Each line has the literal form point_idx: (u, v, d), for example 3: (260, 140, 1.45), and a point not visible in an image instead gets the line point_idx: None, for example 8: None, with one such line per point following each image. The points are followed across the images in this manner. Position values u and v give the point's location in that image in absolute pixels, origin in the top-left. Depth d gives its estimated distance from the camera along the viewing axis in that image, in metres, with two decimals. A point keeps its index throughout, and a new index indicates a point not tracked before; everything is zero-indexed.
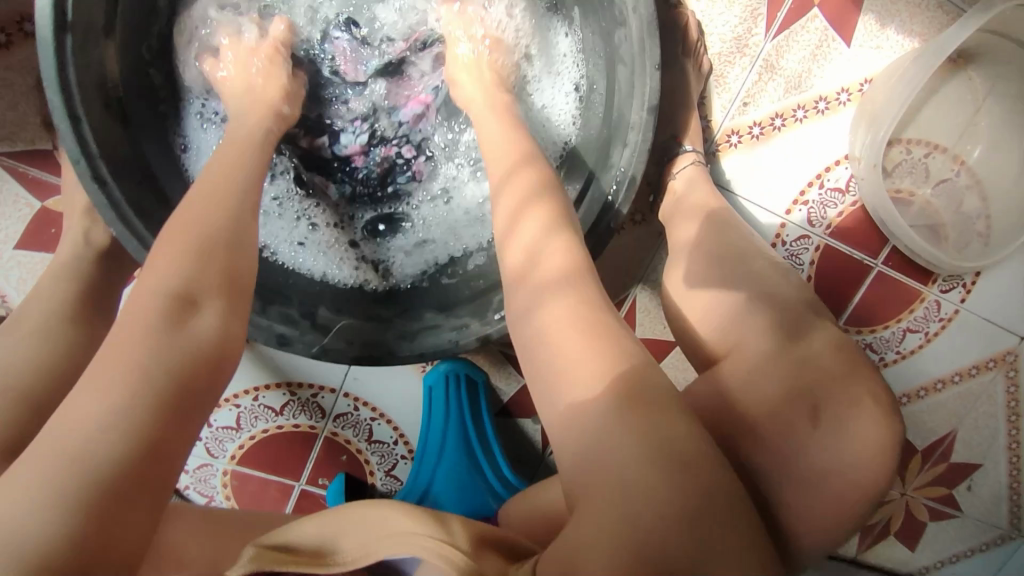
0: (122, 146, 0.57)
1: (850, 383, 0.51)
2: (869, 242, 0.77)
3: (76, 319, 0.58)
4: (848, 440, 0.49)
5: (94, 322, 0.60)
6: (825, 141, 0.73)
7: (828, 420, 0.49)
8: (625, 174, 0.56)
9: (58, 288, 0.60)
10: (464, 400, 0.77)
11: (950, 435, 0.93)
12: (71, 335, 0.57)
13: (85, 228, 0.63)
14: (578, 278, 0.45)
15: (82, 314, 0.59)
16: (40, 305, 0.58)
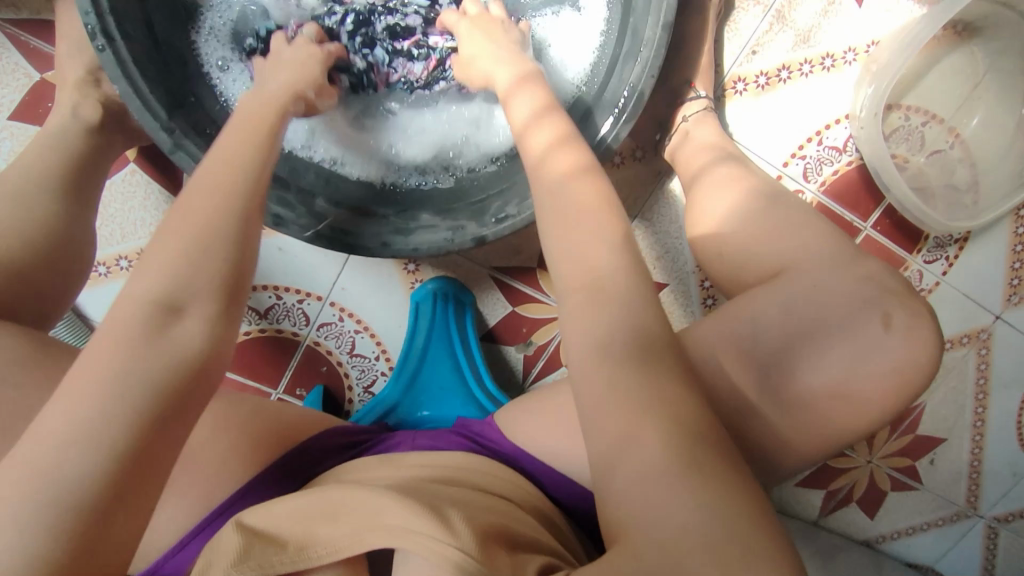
0: (134, 12, 0.57)
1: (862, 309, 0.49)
2: (859, 205, 0.80)
3: (65, 193, 0.60)
4: None
5: (80, 197, 0.61)
6: (824, 98, 0.75)
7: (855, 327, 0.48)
8: (635, 90, 0.58)
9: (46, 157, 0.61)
10: (450, 317, 0.77)
11: (918, 407, 0.96)
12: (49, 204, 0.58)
13: (75, 104, 0.64)
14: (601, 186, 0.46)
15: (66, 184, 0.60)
16: (22, 174, 0.59)
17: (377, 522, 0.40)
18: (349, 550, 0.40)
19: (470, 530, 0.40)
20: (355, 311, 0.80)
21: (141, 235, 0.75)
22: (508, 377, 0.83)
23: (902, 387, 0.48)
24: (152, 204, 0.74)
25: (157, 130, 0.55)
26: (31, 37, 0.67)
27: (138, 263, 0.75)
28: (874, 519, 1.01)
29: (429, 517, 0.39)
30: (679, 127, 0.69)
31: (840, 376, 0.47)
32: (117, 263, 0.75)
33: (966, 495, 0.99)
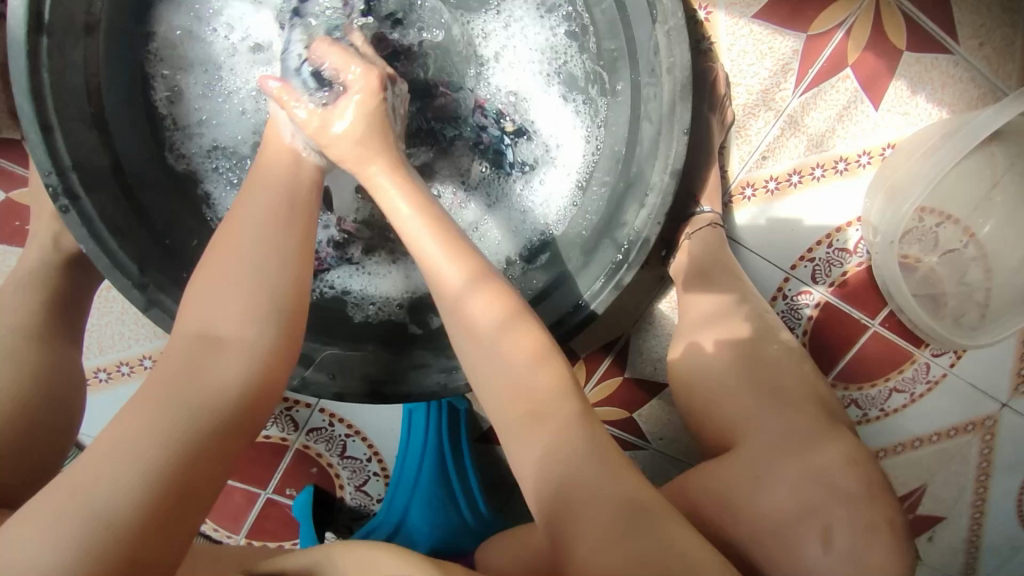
0: (98, 159, 0.53)
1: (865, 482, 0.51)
2: (869, 303, 0.75)
3: (44, 336, 0.54)
4: (878, 535, 0.49)
5: (63, 338, 0.55)
6: (837, 204, 0.72)
7: (857, 513, 0.50)
8: (638, 236, 0.54)
9: (25, 296, 0.55)
10: (443, 430, 0.75)
11: (919, 489, 0.89)
12: (36, 353, 0.52)
13: (55, 233, 0.59)
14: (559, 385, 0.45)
15: (48, 327, 0.55)
16: (5, 315, 0.54)
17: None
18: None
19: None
20: (346, 416, 0.78)
21: (123, 346, 0.70)
22: (503, 478, 0.80)
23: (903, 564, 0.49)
24: (132, 319, 0.69)
25: (129, 289, 0.50)
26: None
27: (120, 374, 0.70)
28: None
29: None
30: (681, 244, 0.68)
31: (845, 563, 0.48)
32: (97, 376, 0.70)
33: (963, 566, 0.90)
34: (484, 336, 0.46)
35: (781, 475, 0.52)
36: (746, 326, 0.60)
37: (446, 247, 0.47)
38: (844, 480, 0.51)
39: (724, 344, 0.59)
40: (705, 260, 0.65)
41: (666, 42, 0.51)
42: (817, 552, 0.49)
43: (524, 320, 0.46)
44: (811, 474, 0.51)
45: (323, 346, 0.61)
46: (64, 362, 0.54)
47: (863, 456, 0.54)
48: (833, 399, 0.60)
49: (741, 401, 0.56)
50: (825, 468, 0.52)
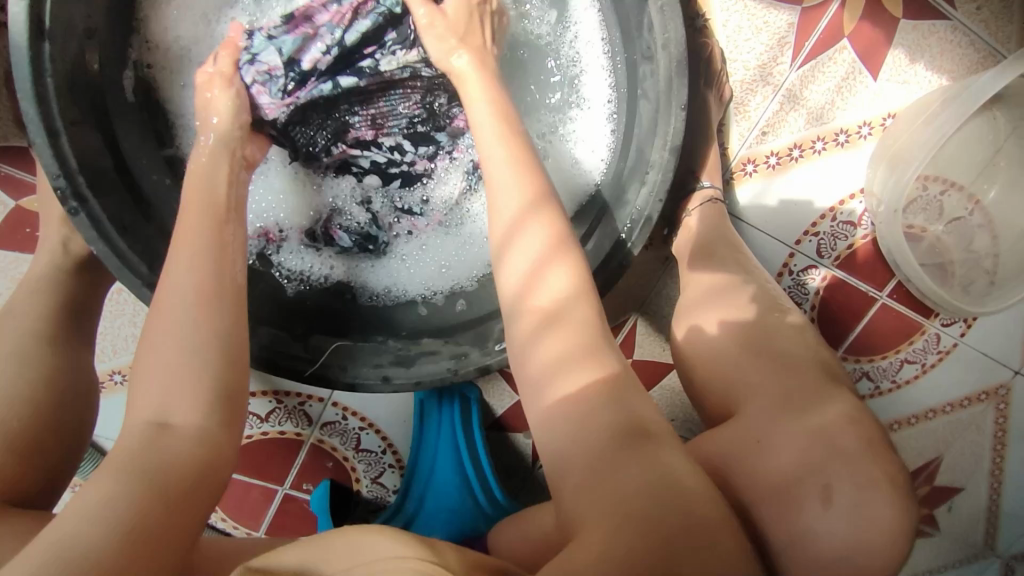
0: (102, 160, 0.54)
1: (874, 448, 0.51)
2: (875, 275, 0.75)
3: (54, 339, 0.54)
4: (875, 489, 0.49)
5: (73, 339, 0.56)
6: (840, 176, 0.71)
7: (854, 470, 0.49)
8: (641, 214, 0.54)
9: (35, 302, 0.56)
10: (456, 419, 0.75)
11: (934, 460, 0.88)
12: (51, 356, 0.53)
13: (64, 238, 0.59)
14: (580, 300, 0.44)
15: (59, 330, 0.55)
16: (15, 319, 0.54)
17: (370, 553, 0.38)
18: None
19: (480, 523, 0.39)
20: (358, 409, 0.78)
21: (136, 348, 0.71)
22: (517, 464, 0.81)
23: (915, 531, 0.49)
24: (143, 321, 0.70)
25: (139, 288, 0.51)
26: (5, 165, 0.63)
27: None
28: None
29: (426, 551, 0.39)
30: (683, 223, 0.68)
31: (852, 530, 0.48)
32: (112, 379, 0.71)
33: (984, 538, 0.89)
34: (530, 288, 0.45)
35: (787, 442, 0.52)
36: (747, 298, 0.60)
37: (519, 168, 0.48)
38: (845, 442, 0.51)
39: (731, 318, 0.59)
40: (708, 242, 0.65)
41: (660, 17, 0.51)
42: (818, 511, 0.49)
43: (568, 254, 0.46)
44: (811, 435, 0.51)
45: (334, 339, 0.62)
46: (77, 365, 0.55)
47: (868, 422, 0.54)
48: (838, 368, 0.60)
49: (743, 372, 0.56)
50: (826, 429, 0.52)
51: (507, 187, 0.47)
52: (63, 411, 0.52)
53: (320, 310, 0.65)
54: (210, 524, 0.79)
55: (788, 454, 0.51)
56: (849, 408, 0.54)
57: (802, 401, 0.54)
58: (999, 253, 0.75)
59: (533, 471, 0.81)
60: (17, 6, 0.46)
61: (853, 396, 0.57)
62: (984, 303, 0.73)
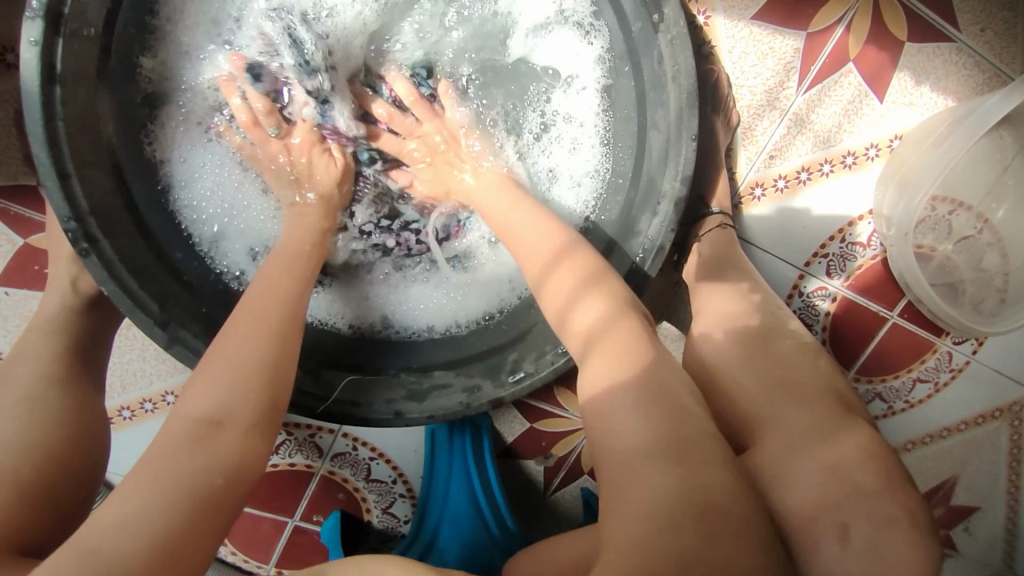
0: (114, 200, 0.54)
1: (891, 479, 0.51)
2: (886, 295, 0.77)
3: (63, 379, 0.54)
4: (893, 528, 0.48)
5: (83, 378, 0.56)
6: (848, 199, 0.71)
7: (872, 507, 0.49)
8: (654, 244, 0.54)
9: (44, 341, 0.56)
10: (468, 448, 0.74)
11: (949, 480, 0.88)
12: (59, 395, 0.53)
13: (74, 275, 0.59)
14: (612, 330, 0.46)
15: (71, 371, 0.55)
16: (25, 360, 0.54)
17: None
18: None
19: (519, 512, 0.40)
20: (368, 439, 0.78)
21: (145, 383, 0.70)
22: (529, 490, 0.80)
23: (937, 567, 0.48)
24: (153, 355, 0.70)
25: (151, 327, 0.51)
26: (13, 203, 0.62)
27: (143, 412, 0.70)
28: None
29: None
30: (694, 247, 0.67)
31: (870, 565, 0.47)
32: (121, 414, 0.70)
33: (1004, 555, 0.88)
34: (568, 318, 0.48)
35: (801, 469, 0.51)
36: (759, 325, 0.60)
37: (532, 215, 0.55)
38: (860, 475, 0.50)
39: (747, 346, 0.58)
40: (718, 269, 0.65)
41: (670, 50, 0.51)
42: (836, 549, 0.48)
43: (603, 283, 0.49)
44: (826, 469, 0.51)
45: (347, 371, 0.62)
46: (86, 404, 0.54)
47: (883, 449, 0.54)
48: (852, 393, 0.59)
49: (758, 400, 0.55)
50: (841, 462, 0.51)
51: (527, 230, 0.54)
52: (72, 454, 0.51)
53: (328, 344, 0.64)
54: (221, 558, 0.78)
55: (804, 482, 0.50)
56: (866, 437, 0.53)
57: (818, 426, 0.53)
58: (1008, 272, 0.75)
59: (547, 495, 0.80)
60: (29, 52, 0.46)
61: (867, 421, 0.57)
62: (995, 321, 0.73)
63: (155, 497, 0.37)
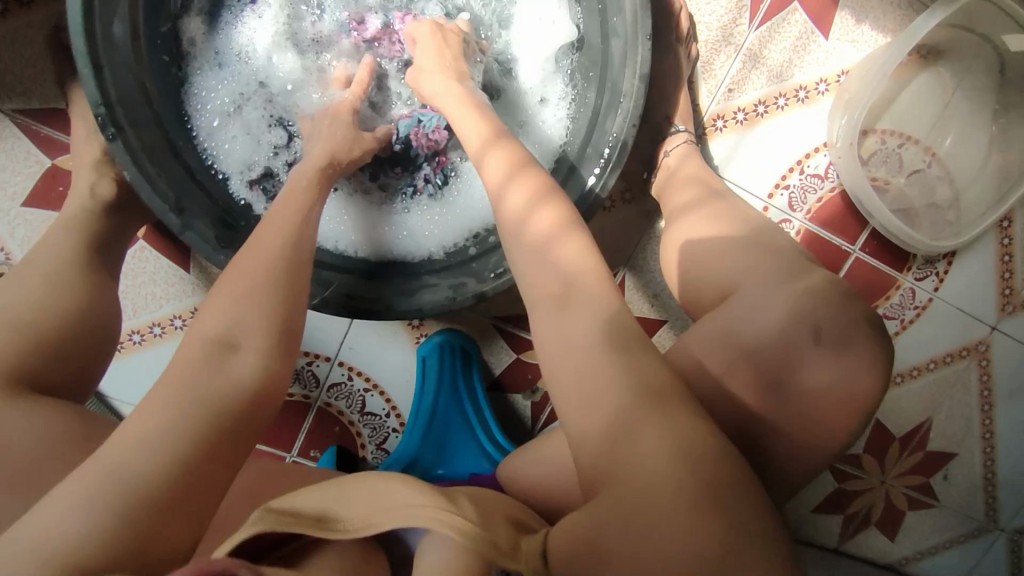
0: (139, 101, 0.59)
1: (850, 337, 0.54)
2: (847, 229, 0.82)
3: (84, 273, 0.60)
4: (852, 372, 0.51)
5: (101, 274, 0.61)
6: (803, 129, 0.78)
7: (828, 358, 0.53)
8: (618, 139, 0.60)
9: (68, 241, 0.61)
10: (456, 371, 0.78)
11: (925, 424, 0.95)
12: (81, 284, 0.59)
13: (91, 184, 0.64)
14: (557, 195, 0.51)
15: (91, 267, 0.61)
16: (50, 256, 0.59)
17: (389, 504, 0.43)
18: (362, 533, 0.42)
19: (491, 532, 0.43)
20: (364, 369, 0.80)
21: (156, 307, 0.75)
22: (516, 424, 0.83)
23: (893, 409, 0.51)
24: (163, 280, 0.74)
25: (166, 212, 0.56)
26: (43, 126, 0.68)
27: (154, 335, 0.75)
28: (892, 540, 1.01)
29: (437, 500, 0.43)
30: (661, 167, 0.73)
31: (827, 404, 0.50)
32: (131, 339, 0.75)
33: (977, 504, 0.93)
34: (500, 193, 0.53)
35: (764, 331, 0.55)
36: (728, 220, 0.63)
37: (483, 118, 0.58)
38: (822, 331, 0.54)
39: (712, 237, 0.62)
40: (683, 183, 0.69)
41: None
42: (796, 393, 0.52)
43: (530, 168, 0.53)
44: (786, 329, 0.54)
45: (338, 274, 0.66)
46: (102, 294, 0.59)
47: None
48: None
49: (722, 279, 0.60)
50: (800, 300, 0.55)
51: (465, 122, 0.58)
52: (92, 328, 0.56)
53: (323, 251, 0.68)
54: None
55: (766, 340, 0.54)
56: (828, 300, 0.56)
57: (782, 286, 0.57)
58: (956, 199, 0.81)
59: (534, 430, 0.82)
60: None
61: None
62: (947, 239, 0.78)
63: (166, 421, 0.42)
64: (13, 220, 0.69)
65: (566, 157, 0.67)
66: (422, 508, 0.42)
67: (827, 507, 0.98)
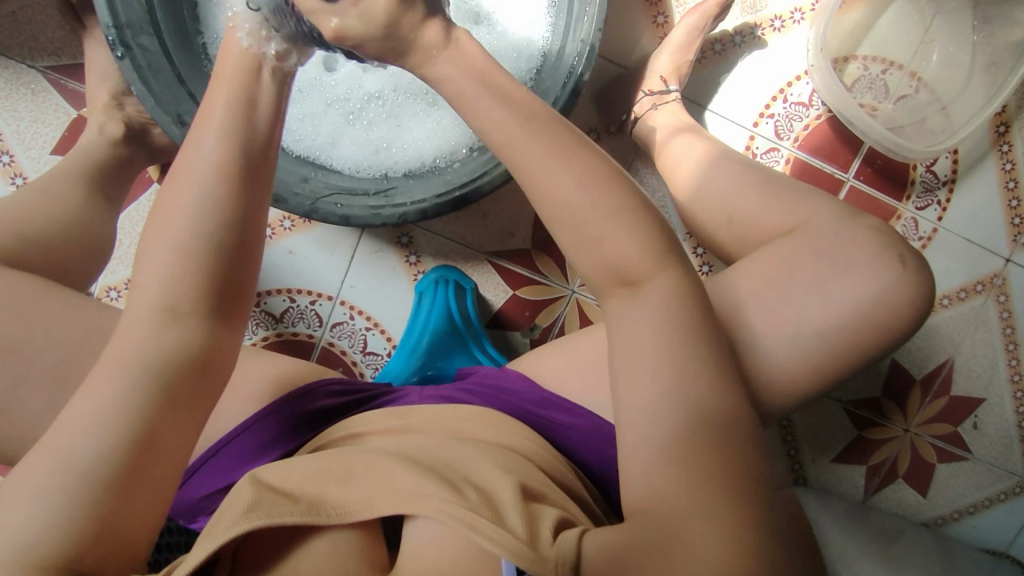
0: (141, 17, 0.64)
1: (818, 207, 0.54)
2: (838, 157, 0.83)
3: (87, 195, 0.66)
4: None
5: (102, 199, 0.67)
6: (782, 57, 0.82)
7: None
8: (585, 43, 0.65)
9: (77, 168, 0.67)
10: (450, 298, 0.80)
11: (945, 365, 0.91)
12: (79, 205, 0.64)
13: (102, 124, 0.71)
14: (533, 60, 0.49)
15: (93, 192, 0.66)
16: (57, 179, 0.65)
17: (393, 489, 0.41)
18: (360, 513, 0.40)
19: (494, 499, 0.40)
20: (365, 307, 0.83)
21: None
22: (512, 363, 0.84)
23: (856, 273, 0.51)
24: None
25: (167, 122, 0.62)
26: (71, 80, 0.77)
27: None
28: (927, 498, 0.92)
29: (445, 487, 0.40)
30: (641, 111, 0.75)
31: None
32: None
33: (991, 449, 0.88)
34: None
35: None
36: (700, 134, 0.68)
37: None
38: None
39: (693, 159, 0.67)
40: (665, 116, 0.73)
41: None
42: None
43: None
44: None
45: (330, 181, 0.70)
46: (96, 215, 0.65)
47: (815, 200, 0.58)
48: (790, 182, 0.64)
49: None
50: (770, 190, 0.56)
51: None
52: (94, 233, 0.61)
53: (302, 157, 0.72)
54: None
55: None
56: (780, 196, 0.59)
57: None
58: (945, 106, 0.81)
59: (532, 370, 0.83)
60: None
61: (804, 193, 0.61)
62: (938, 144, 0.78)
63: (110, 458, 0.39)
64: (42, 165, 0.77)
65: (539, 81, 0.71)
66: (434, 499, 0.39)
67: (850, 459, 0.92)
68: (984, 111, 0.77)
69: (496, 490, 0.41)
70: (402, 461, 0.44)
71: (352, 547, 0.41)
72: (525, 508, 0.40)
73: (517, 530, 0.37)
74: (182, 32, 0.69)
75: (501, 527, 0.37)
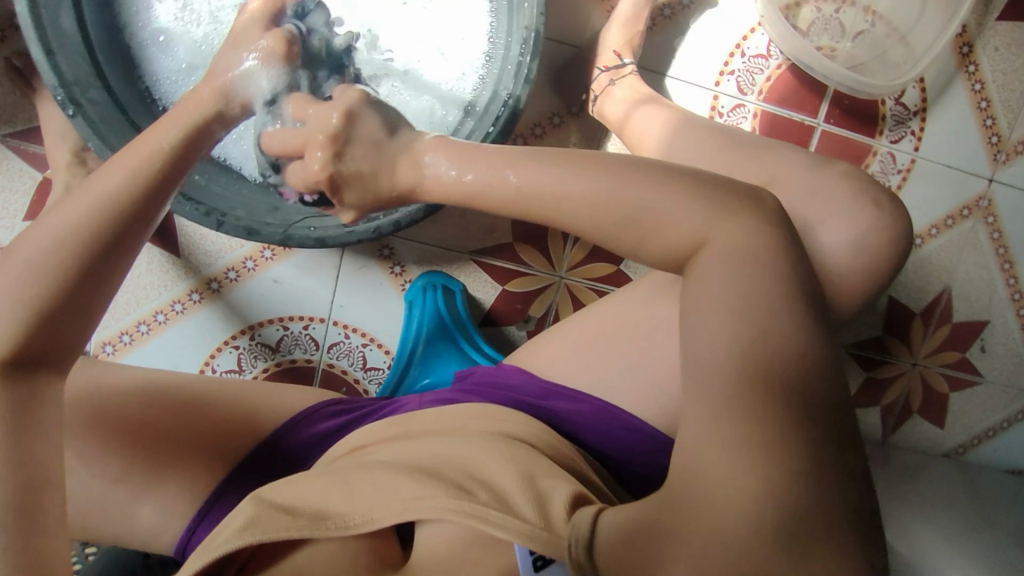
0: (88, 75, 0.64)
1: None
2: (805, 104, 0.83)
3: None
4: None
5: None
6: (733, 12, 0.81)
7: None
8: (529, 30, 0.65)
9: None
10: (439, 302, 0.80)
11: (943, 294, 0.90)
12: None
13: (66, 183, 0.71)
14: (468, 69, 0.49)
15: None
16: None
17: (394, 495, 0.40)
18: (364, 528, 0.40)
19: (500, 491, 0.40)
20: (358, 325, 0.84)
21: (155, 296, 0.81)
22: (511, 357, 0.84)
23: (829, 220, 0.51)
24: (159, 268, 0.81)
25: None
26: (31, 144, 0.77)
27: (158, 323, 0.81)
28: (944, 429, 0.93)
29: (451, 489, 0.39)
30: (599, 89, 0.75)
31: None
32: (139, 330, 0.82)
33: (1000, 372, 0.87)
34: None
35: None
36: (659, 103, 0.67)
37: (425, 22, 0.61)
38: None
39: (656, 130, 0.66)
40: (623, 90, 0.73)
41: None
42: None
43: None
44: None
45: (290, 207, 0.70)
46: None
47: (780, 152, 0.57)
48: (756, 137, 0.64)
49: None
50: None
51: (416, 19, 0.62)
52: None
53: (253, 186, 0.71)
54: None
55: None
56: (745, 155, 0.59)
57: None
58: (904, 37, 0.80)
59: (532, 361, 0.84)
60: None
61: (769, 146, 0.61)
62: (903, 75, 0.78)
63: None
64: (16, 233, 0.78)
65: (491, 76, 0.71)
66: (436, 502, 0.39)
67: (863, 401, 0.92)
68: (943, 35, 0.77)
69: (498, 479, 0.41)
70: (397, 467, 0.44)
71: (364, 554, 0.42)
72: (533, 491, 0.40)
73: (528, 515, 0.37)
74: (116, 50, 0.70)
75: (512, 515, 0.37)
